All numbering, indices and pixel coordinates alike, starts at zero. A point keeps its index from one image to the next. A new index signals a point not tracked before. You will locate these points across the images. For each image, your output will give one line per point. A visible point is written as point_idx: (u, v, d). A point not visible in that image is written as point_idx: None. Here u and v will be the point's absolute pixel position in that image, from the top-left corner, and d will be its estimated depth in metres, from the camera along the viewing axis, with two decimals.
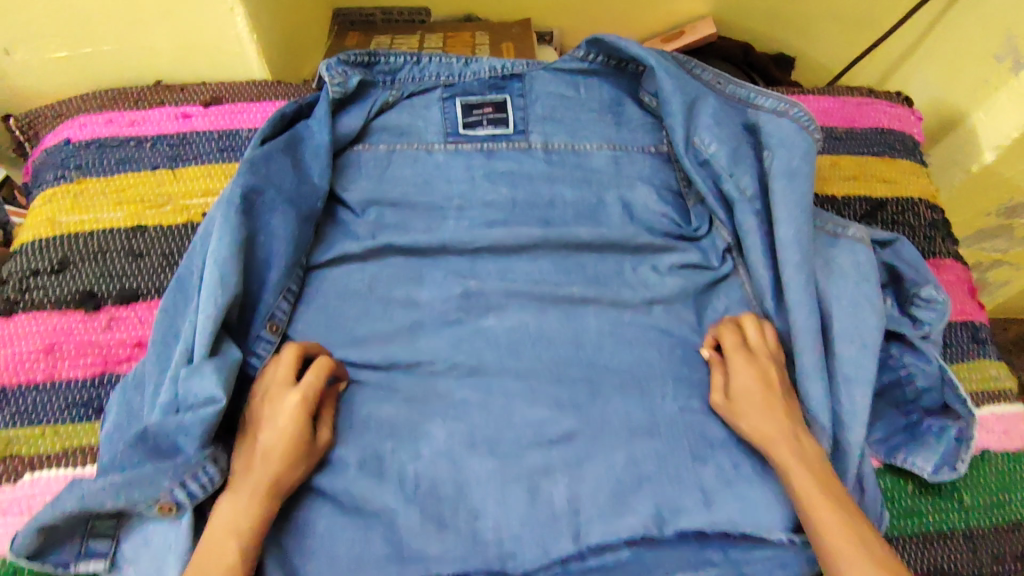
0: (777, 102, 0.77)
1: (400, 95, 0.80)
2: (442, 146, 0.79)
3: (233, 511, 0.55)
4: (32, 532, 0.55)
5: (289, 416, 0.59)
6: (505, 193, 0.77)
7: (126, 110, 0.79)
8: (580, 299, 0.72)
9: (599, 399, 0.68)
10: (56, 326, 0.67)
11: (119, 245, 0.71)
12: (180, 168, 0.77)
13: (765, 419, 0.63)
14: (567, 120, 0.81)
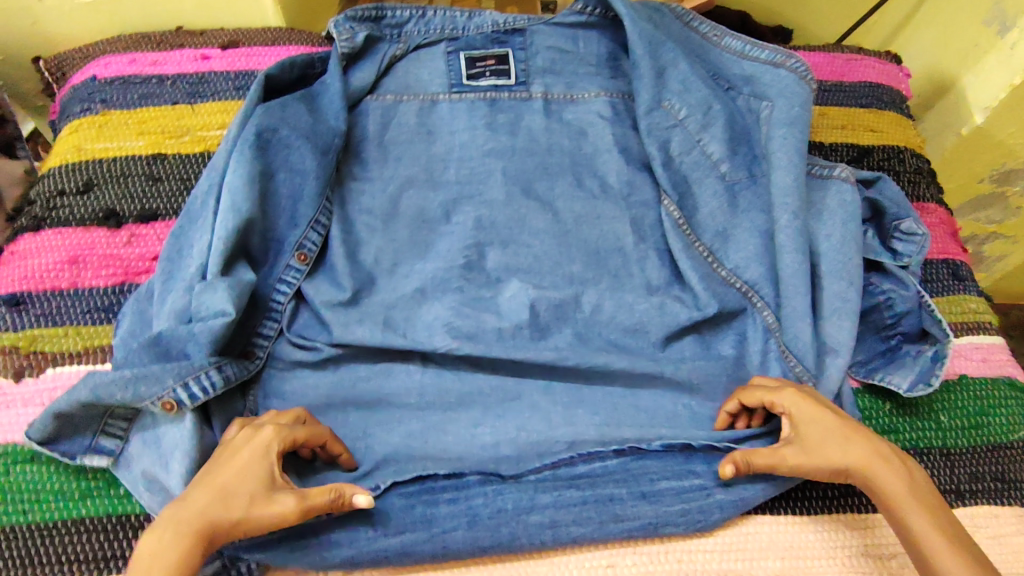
0: (775, 54, 0.78)
1: (408, 49, 0.80)
2: (447, 97, 0.79)
3: (163, 553, 0.48)
4: (46, 417, 0.58)
5: (257, 465, 0.53)
6: (505, 141, 0.77)
7: (149, 51, 0.84)
8: (577, 231, 0.75)
9: (591, 322, 0.71)
10: (80, 239, 0.71)
11: (140, 171, 0.76)
12: (199, 104, 0.81)
13: (854, 446, 0.57)
14: (567, 73, 0.81)
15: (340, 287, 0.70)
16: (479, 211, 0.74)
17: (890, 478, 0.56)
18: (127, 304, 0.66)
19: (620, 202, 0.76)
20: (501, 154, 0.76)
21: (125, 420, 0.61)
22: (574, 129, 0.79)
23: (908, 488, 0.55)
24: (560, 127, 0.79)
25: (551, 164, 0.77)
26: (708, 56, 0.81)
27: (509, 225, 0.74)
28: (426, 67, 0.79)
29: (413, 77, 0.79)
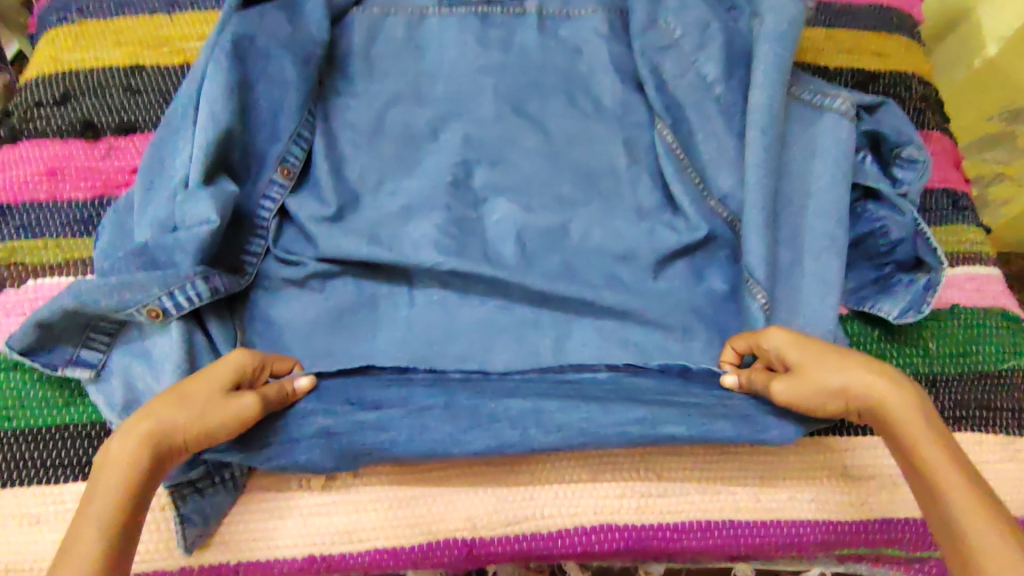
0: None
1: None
2: (436, 11, 0.75)
3: (122, 463, 0.48)
4: (29, 323, 0.57)
5: (216, 383, 0.52)
6: (496, 57, 0.74)
7: None
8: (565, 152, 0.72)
9: (579, 245, 0.70)
10: (59, 152, 0.69)
11: (118, 82, 0.73)
12: (177, 14, 0.78)
13: (859, 375, 0.53)
14: None
15: (325, 203, 0.69)
16: (468, 128, 0.72)
17: (904, 413, 0.51)
18: (108, 218, 0.65)
19: (612, 122, 0.74)
20: (495, 72, 0.74)
21: (107, 335, 0.60)
22: (569, 45, 0.76)
23: (924, 428, 0.51)
24: (554, 44, 0.75)
25: (545, 84, 0.74)
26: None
27: (499, 145, 0.72)
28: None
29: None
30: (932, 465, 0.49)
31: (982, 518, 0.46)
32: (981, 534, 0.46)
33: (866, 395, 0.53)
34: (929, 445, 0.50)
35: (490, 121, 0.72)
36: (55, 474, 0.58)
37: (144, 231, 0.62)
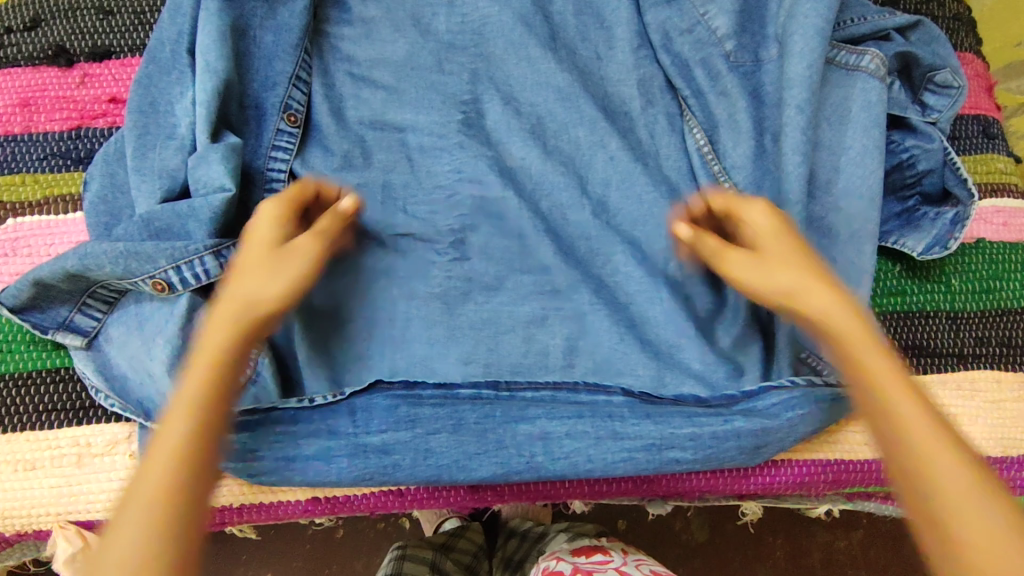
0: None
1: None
2: None
3: (209, 352, 0.44)
4: (27, 279, 0.54)
5: (263, 244, 0.49)
6: None
7: None
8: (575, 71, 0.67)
9: (592, 179, 0.65)
10: (31, 82, 0.65)
11: (88, 3, 0.68)
12: None
13: (821, 299, 0.46)
14: None
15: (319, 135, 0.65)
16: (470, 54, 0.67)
17: (822, 306, 0.45)
18: (94, 168, 0.59)
19: (626, 43, 0.68)
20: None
21: (105, 303, 0.56)
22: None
23: (865, 327, 0.44)
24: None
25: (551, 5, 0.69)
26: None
27: (504, 68, 0.67)
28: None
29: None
30: (862, 362, 0.43)
31: (920, 416, 0.40)
32: (921, 422, 0.40)
33: (782, 288, 0.47)
34: (862, 345, 0.44)
35: (496, 42, 0.68)
36: (49, 419, 0.57)
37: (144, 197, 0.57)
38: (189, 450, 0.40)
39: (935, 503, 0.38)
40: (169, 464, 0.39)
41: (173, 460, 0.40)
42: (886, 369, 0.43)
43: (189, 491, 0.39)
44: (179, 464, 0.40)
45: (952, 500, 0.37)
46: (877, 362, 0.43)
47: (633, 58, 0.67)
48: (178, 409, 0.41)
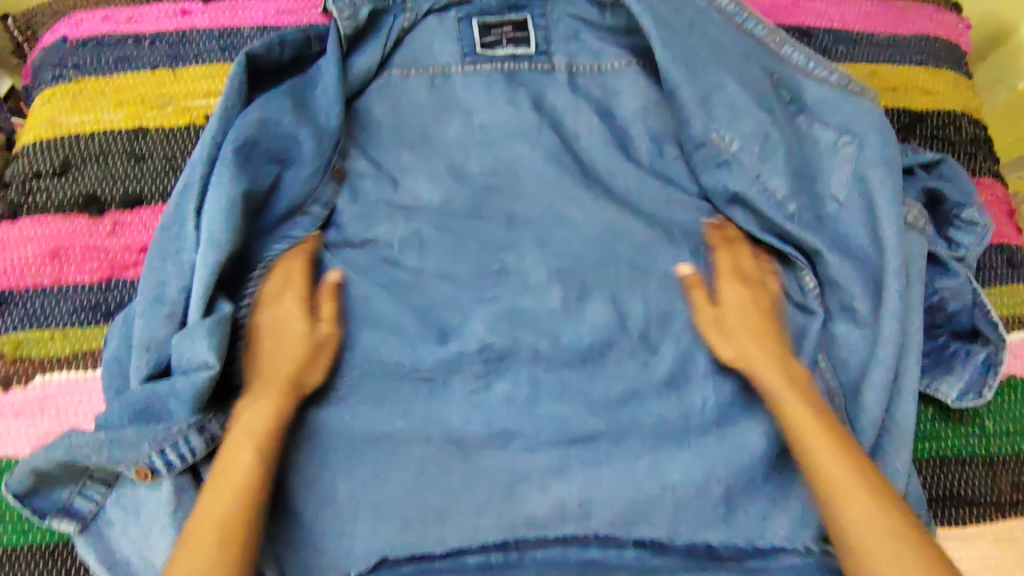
0: (843, 77, 0.70)
1: (416, 18, 0.75)
2: (459, 68, 0.73)
3: (258, 419, 0.55)
4: (24, 471, 0.54)
5: (294, 331, 0.60)
6: (529, 117, 0.72)
7: (124, 6, 0.76)
8: (600, 207, 0.70)
9: (621, 323, 0.65)
10: (61, 229, 0.65)
11: (120, 148, 0.69)
12: (179, 68, 0.73)
13: (771, 372, 0.60)
14: (591, 43, 0.75)
15: (357, 286, 0.66)
16: (507, 207, 0.70)
17: (783, 391, 0.59)
18: (111, 328, 0.60)
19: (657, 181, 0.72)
20: (533, 137, 0.72)
21: (103, 484, 0.56)
22: (599, 99, 0.74)
23: (799, 398, 0.58)
24: (587, 103, 0.73)
25: (577, 143, 0.73)
26: (736, 24, 0.74)
27: (532, 208, 0.70)
28: (438, 36, 0.74)
29: (425, 41, 0.74)
30: (806, 440, 0.55)
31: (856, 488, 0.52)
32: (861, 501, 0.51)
33: (741, 356, 0.61)
34: (806, 421, 0.56)
35: (530, 182, 0.71)
36: None
37: (138, 372, 0.57)
38: (256, 477, 0.53)
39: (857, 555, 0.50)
40: (239, 494, 0.52)
41: (239, 491, 0.52)
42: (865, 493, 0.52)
43: (257, 502, 0.52)
44: (248, 494, 0.52)
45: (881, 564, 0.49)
46: (853, 497, 0.52)
47: (666, 193, 0.71)
48: (232, 451, 0.54)
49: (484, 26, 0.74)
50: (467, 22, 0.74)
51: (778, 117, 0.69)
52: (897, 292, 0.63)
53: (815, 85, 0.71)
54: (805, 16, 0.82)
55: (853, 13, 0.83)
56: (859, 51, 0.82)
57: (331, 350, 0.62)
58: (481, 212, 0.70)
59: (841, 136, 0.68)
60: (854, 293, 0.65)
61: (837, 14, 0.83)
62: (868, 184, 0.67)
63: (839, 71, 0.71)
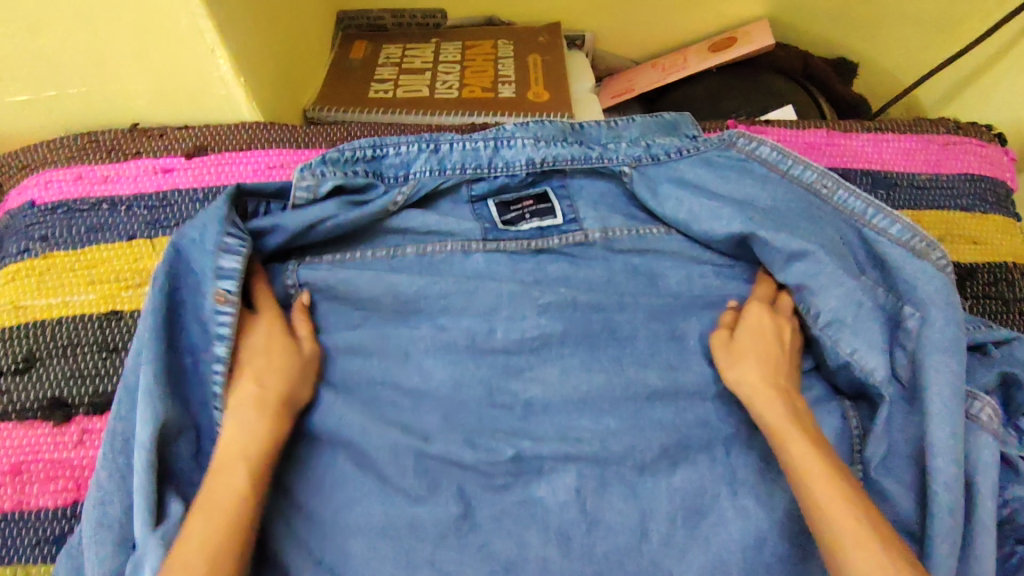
0: (906, 231, 0.66)
1: (413, 194, 0.70)
2: (480, 245, 0.70)
3: (251, 441, 0.52)
4: None
5: (277, 341, 0.57)
6: (564, 291, 0.67)
7: (98, 164, 0.69)
8: (631, 395, 0.63)
9: (656, 542, 0.57)
10: (22, 442, 0.59)
11: (89, 338, 0.62)
12: (158, 238, 0.66)
13: (773, 404, 0.58)
14: (618, 211, 0.74)
15: (351, 494, 0.56)
16: (527, 389, 0.62)
17: (773, 412, 0.57)
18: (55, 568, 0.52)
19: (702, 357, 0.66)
20: (558, 311, 0.66)
21: None
22: (643, 269, 0.70)
23: (787, 417, 0.57)
24: (623, 273, 0.70)
25: (617, 321, 0.66)
26: (782, 173, 0.71)
27: (553, 393, 0.62)
28: (453, 216, 0.71)
29: (441, 216, 0.71)
30: (789, 453, 0.54)
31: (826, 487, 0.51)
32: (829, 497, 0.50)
33: (740, 381, 0.60)
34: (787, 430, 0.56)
35: (549, 365, 0.63)
36: None
37: None
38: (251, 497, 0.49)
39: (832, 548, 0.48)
40: (225, 510, 0.48)
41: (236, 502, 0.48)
42: (840, 491, 0.50)
43: (248, 518, 0.49)
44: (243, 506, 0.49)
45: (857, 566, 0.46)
46: (825, 487, 0.51)
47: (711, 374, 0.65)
48: (222, 469, 0.50)
49: (503, 203, 0.73)
50: (482, 202, 0.73)
51: (832, 286, 0.64)
52: (960, 498, 0.56)
53: (880, 241, 0.66)
54: (840, 155, 0.77)
55: (891, 151, 0.77)
56: (902, 195, 0.75)
57: (313, 367, 0.60)
58: (495, 399, 0.62)
59: (904, 305, 0.64)
60: (901, 500, 0.59)
61: (875, 152, 0.77)
62: (925, 369, 0.60)
63: (903, 221, 0.66)
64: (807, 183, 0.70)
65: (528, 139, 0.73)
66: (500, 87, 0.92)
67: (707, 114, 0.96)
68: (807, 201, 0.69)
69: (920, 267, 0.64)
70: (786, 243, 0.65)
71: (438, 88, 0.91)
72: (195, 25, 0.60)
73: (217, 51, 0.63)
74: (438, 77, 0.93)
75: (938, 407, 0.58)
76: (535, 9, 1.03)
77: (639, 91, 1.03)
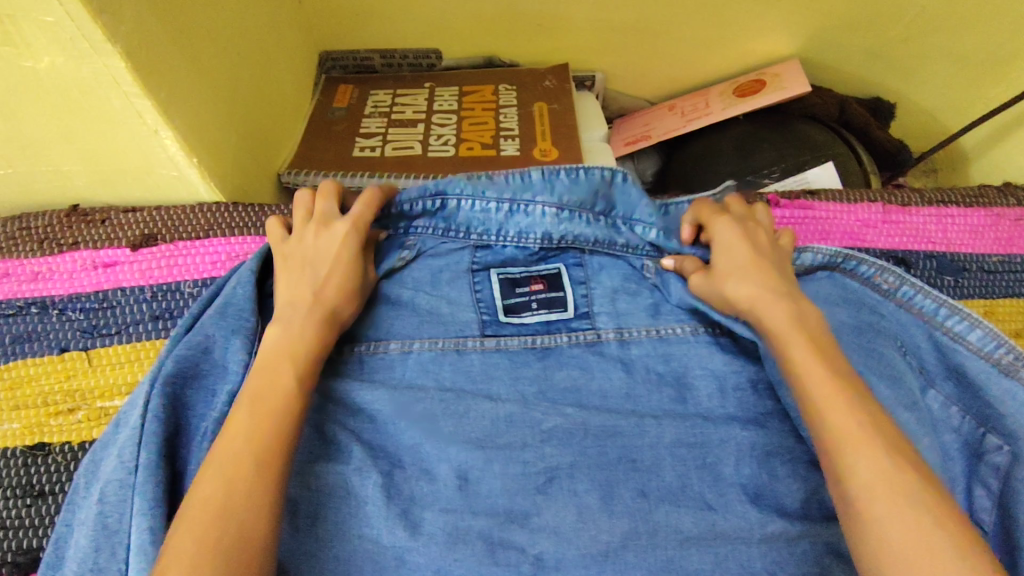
0: (989, 339, 0.53)
1: (416, 253, 0.63)
2: (477, 343, 0.59)
3: (297, 344, 0.49)
4: None
5: (347, 250, 0.54)
6: (573, 415, 0.55)
7: (27, 258, 0.59)
8: (659, 542, 0.51)
9: None
10: None
11: (10, 480, 0.52)
12: (96, 350, 0.56)
13: (775, 308, 0.51)
14: (640, 301, 0.63)
15: None
16: (535, 543, 0.50)
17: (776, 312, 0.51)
18: None
19: (741, 489, 0.53)
20: (567, 439, 0.54)
21: None
22: (670, 377, 0.58)
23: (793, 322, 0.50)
24: (644, 382, 0.58)
25: (636, 447, 0.55)
26: (838, 271, 0.60)
27: (566, 546, 0.50)
28: (448, 298, 0.61)
29: (434, 304, 0.61)
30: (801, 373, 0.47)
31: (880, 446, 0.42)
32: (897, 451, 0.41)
33: (752, 303, 0.52)
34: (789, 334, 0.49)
35: (562, 507, 0.52)
36: None
37: None
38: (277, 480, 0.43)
39: (860, 502, 0.41)
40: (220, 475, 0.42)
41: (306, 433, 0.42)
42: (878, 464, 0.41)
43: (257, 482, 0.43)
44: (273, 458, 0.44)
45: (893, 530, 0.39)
46: (849, 430, 0.43)
47: (756, 512, 0.52)
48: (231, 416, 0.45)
49: (508, 283, 0.63)
50: (484, 274, 0.63)
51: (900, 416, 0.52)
52: None
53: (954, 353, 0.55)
54: (899, 236, 0.67)
55: (955, 230, 0.67)
56: (970, 281, 0.65)
57: (371, 457, 0.52)
58: (497, 557, 0.50)
59: (987, 435, 0.52)
60: None
61: (938, 232, 0.67)
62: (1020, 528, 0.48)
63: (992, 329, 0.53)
64: (864, 279, 0.59)
65: (549, 207, 0.63)
66: (502, 142, 0.81)
67: (735, 168, 0.85)
68: (863, 305, 0.58)
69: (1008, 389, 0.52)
70: None
71: (431, 144, 0.81)
72: (130, 105, 0.49)
73: (161, 131, 0.52)
74: (432, 130, 0.82)
75: None
76: (538, 48, 0.92)
77: (656, 139, 0.92)
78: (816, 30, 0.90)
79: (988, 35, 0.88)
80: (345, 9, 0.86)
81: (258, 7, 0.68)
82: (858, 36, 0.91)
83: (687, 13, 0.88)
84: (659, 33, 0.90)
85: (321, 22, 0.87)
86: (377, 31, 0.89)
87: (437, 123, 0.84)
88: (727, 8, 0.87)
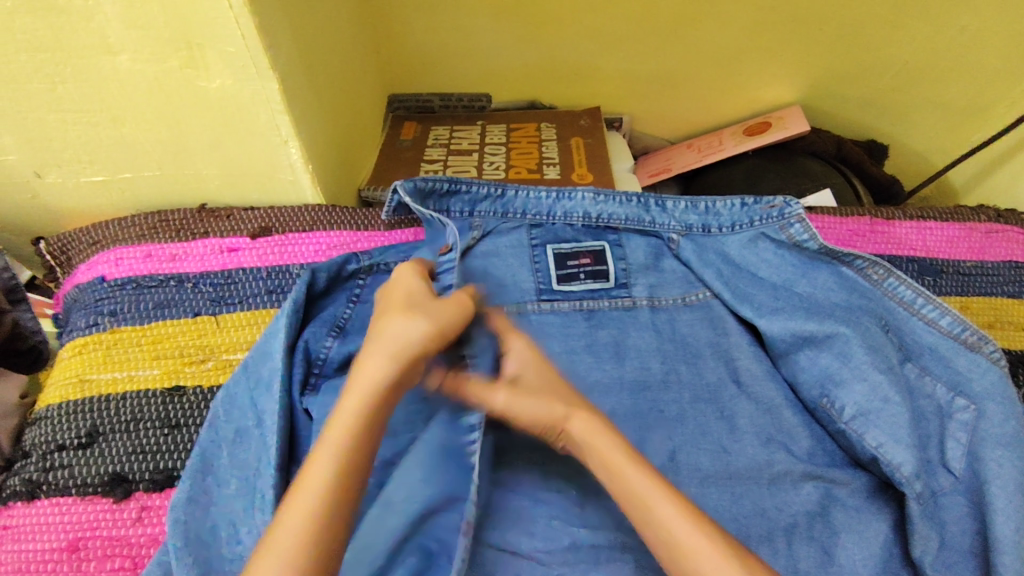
0: (956, 323, 0.64)
1: (483, 233, 0.74)
2: (536, 305, 0.71)
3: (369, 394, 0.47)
4: None
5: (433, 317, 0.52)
6: (612, 371, 0.67)
7: (167, 243, 0.72)
8: (683, 478, 0.62)
9: None
10: (80, 518, 0.59)
11: (153, 413, 0.64)
12: (222, 314, 0.69)
13: (595, 432, 0.50)
14: (670, 274, 0.74)
15: None
16: (580, 472, 0.61)
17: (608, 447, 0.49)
18: None
19: (754, 436, 0.64)
20: (607, 392, 0.66)
21: None
22: (689, 349, 0.69)
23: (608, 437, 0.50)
24: (670, 348, 0.69)
25: (663, 401, 0.66)
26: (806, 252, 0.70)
27: None
28: (515, 263, 0.73)
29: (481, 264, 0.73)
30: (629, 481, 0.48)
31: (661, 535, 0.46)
32: None
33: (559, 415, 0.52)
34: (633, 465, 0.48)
35: None
36: None
37: None
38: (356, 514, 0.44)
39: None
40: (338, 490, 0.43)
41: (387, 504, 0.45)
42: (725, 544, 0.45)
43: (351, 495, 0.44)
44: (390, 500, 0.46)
45: (688, 540, 0.45)
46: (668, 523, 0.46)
47: (764, 454, 0.63)
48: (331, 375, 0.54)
49: (561, 256, 0.73)
50: (541, 249, 0.73)
51: (895, 371, 0.62)
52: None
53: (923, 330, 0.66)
54: (885, 244, 0.79)
55: (935, 239, 0.79)
56: (947, 282, 0.77)
57: None
58: (550, 483, 0.60)
59: (956, 397, 0.62)
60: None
61: (919, 241, 0.79)
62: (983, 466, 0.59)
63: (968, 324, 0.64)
64: (857, 270, 0.68)
65: (588, 192, 0.75)
66: (545, 168, 0.95)
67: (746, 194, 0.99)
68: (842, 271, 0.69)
69: (971, 359, 0.64)
70: (810, 329, 0.65)
71: (485, 169, 0.95)
72: (273, 120, 0.64)
73: (291, 142, 0.66)
74: (485, 158, 0.97)
75: (1000, 504, 0.57)
76: (575, 93, 1.07)
77: (676, 171, 1.06)
78: (815, 81, 1.05)
79: (966, 85, 1.02)
80: (413, 57, 1.02)
81: (354, 54, 0.83)
82: (852, 86, 1.06)
83: (703, 65, 1.03)
84: (679, 81, 1.05)
85: (392, 70, 1.03)
86: (440, 78, 1.05)
87: (489, 151, 0.98)
88: (738, 61, 1.02)
